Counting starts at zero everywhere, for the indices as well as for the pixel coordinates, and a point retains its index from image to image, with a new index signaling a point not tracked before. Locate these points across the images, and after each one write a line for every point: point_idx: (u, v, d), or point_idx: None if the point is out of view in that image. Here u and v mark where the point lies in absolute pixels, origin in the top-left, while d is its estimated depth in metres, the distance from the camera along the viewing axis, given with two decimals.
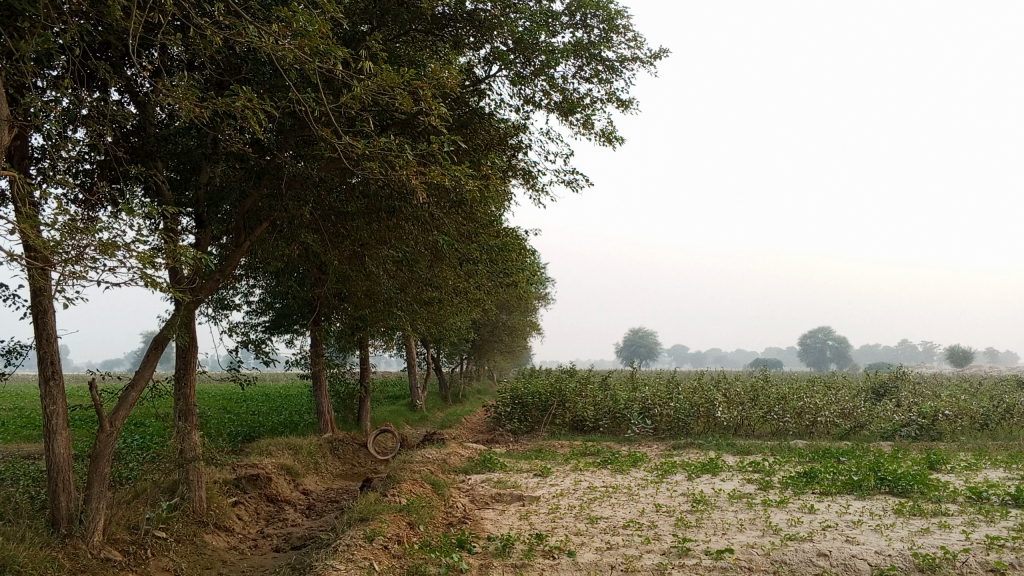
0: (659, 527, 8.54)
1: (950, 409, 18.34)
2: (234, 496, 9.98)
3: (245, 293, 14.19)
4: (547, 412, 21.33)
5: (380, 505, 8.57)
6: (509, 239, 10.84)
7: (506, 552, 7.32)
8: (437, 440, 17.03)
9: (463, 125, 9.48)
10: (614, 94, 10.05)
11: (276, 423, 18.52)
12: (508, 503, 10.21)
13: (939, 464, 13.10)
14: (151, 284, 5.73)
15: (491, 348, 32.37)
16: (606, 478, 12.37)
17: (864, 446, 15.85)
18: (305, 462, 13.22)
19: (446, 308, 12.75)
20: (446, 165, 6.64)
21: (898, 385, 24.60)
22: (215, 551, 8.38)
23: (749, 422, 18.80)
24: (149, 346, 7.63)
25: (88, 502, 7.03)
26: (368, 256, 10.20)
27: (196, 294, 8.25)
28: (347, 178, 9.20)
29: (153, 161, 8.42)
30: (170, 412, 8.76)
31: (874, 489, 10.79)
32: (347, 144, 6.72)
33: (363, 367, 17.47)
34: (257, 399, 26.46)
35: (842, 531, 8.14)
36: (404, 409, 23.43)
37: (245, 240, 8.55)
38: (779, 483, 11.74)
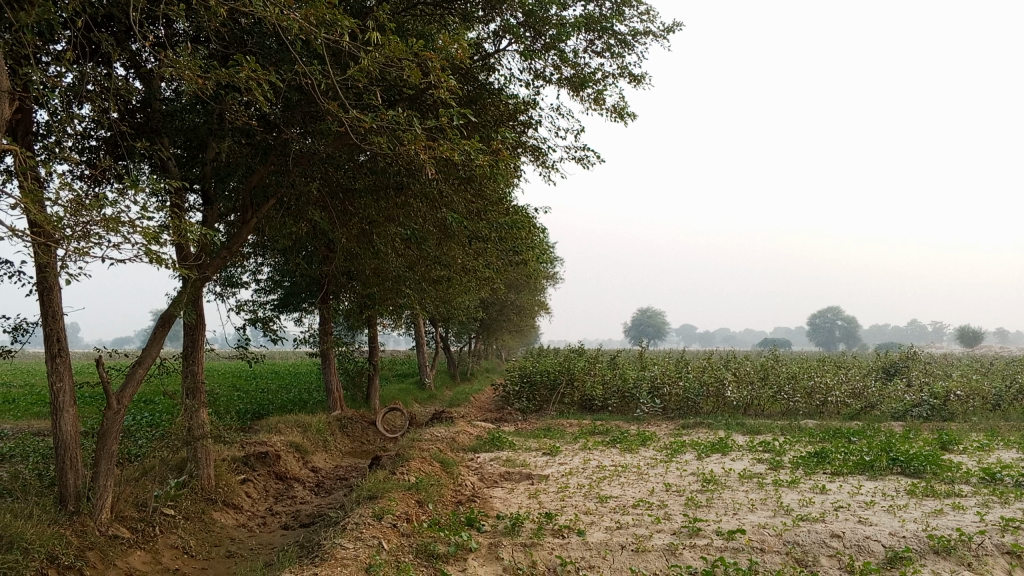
0: (669, 506, 8.48)
1: (962, 389, 18.21)
2: (242, 474, 9.97)
3: (253, 271, 14.14)
4: (556, 391, 21.26)
5: (389, 483, 8.53)
6: (519, 216, 10.72)
7: (516, 531, 7.27)
8: (446, 418, 17.01)
9: (473, 101, 9.33)
10: (627, 69, 9.88)
11: (285, 401, 18.55)
12: (517, 482, 10.16)
13: (951, 445, 12.99)
14: (156, 260, 5.65)
15: (500, 327, 32.32)
16: (616, 457, 12.32)
17: (875, 426, 15.74)
18: (313, 440, 13.22)
19: (455, 286, 12.67)
20: (455, 139, 6.51)
21: (909, 364, 24.47)
22: (224, 528, 8.37)
23: (759, 402, 18.71)
24: (156, 324, 7.58)
25: (96, 480, 7.01)
26: (377, 233, 10.10)
27: (203, 271, 8.18)
28: (356, 155, 9.09)
29: (159, 137, 8.32)
30: (178, 389, 8.72)
31: (887, 470, 10.71)
32: (354, 118, 6.60)
33: (372, 345, 17.45)
34: (267, 377, 26.53)
35: (855, 512, 8.06)
36: (413, 387, 23.45)
37: (252, 217, 8.47)
38: (790, 462, 11.66)
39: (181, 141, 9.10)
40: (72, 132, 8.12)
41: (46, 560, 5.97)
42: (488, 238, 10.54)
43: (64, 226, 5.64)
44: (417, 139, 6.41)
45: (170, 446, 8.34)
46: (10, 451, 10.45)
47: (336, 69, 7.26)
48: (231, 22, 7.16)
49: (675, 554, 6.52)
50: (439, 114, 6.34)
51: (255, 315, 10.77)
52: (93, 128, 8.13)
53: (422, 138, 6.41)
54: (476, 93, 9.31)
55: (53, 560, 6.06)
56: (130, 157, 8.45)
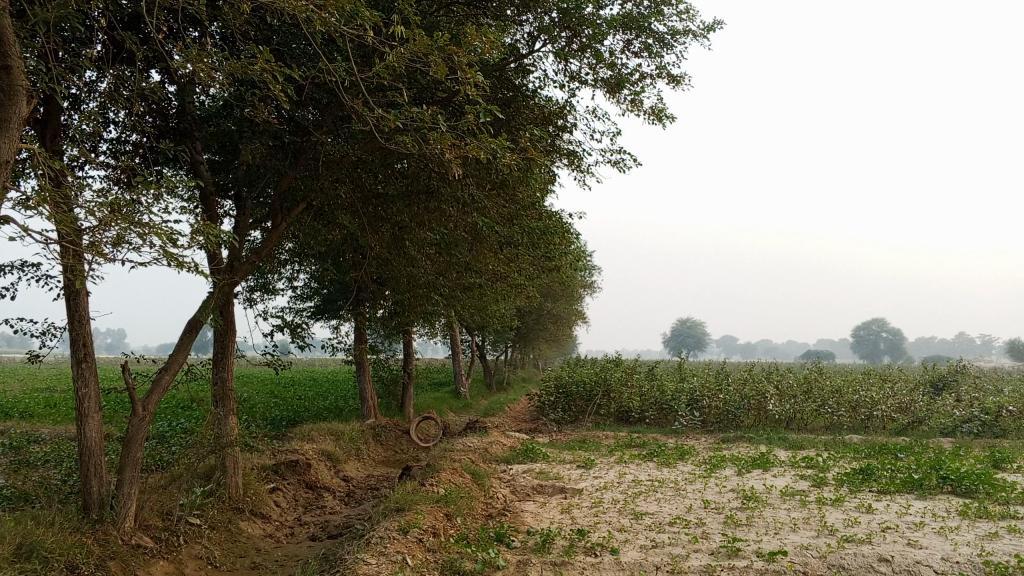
0: (708, 524, 8.17)
1: (1014, 405, 17.56)
2: (272, 482, 9.85)
3: (289, 278, 14.10)
4: (592, 402, 20.87)
5: (417, 494, 8.34)
6: (554, 222, 10.50)
7: (546, 548, 7.02)
8: (480, 428, 16.79)
9: (507, 104, 9.19)
10: (665, 70, 9.62)
11: (321, 408, 18.51)
12: (550, 496, 9.92)
13: (1003, 463, 12.45)
14: (178, 265, 5.60)
15: (536, 336, 32.05)
16: (652, 472, 11.99)
17: (924, 442, 15.18)
18: (346, 449, 13.08)
19: (488, 293, 12.48)
20: (484, 139, 6.31)
21: (958, 378, 23.75)
22: (250, 539, 8.23)
23: (802, 415, 18.21)
24: (183, 330, 7.48)
25: (120, 487, 6.89)
26: (408, 239, 9.93)
27: (232, 276, 8.07)
28: (386, 159, 8.94)
29: (191, 142, 8.26)
30: (207, 396, 8.62)
31: (936, 489, 10.27)
32: (380, 117, 6.44)
33: (406, 353, 17.35)
34: (304, 384, 26.61)
35: (904, 534, 7.68)
36: (448, 397, 23.31)
37: (283, 222, 8.34)
38: (834, 479, 11.26)
39: (215, 147, 9.04)
40: (104, 135, 8.09)
41: (66, 570, 5.85)
42: (521, 243, 10.32)
43: (87, 230, 5.54)
44: (444, 138, 6.21)
45: (196, 454, 8.20)
46: (45, 455, 10.46)
47: (362, 67, 7.11)
48: (257, 20, 7.05)
49: None
50: (467, 114, 6.14)
51: (286, 321, 10.64)
52: (126, 132, 8.11)
53: (449, 138, 6.21)
54: (510, 97, 9.18)
55: (73, 570, 5.95)
56: (163, 161, 8.40)
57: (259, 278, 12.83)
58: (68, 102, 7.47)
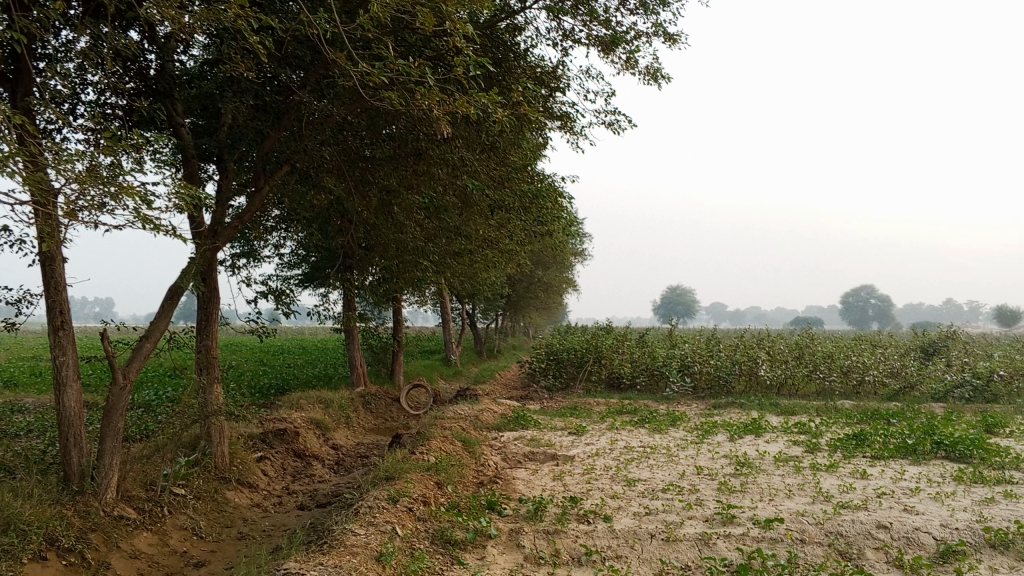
0: (701, 491, 8.06)
1: (1005, 369, 17.55)
2: (259, 451, 9.69)
3: (275, 244, 13.85)
4: (583, 368, 20.76)
5: (407, 463, 8.19)
6: (546, 186, 10.27)
7: (538, 516, 6.88)
8: (471, 396, 16.64)
9: (498, 63, 8.94)
10: (661, 28, 9.36)
11: (310, 376, 18.35)
12: (541, 463, 9.81)
13: (996, 428, 12.42)
14: (153, 227, 5.41)
15: (527, 304, 31.82)
16: (644, 438, 11.88)
17: (915, 407, 15.15)
18: (335, 417, 12.93)
19: (478, 260, 12.27)
20: (473, 94, 6.04)
21: (949, 344, 23.75)
22: (237, 509, 8.09)
23: (793, 380, 18.18)
24: (164, 295, 7.23)
25: (100, 458, 6.69)
26: (396, 203, 9.70)
27: (214, 241, 7.82)
28: (371, 121, 8.67)
29: (170, 102, 7.95)
30: (191, 364, 8.40)
31: (930, 454, 10.20)
32: (364, 71, 6.16)
33: (396, 320, 17.16)
34: (293, 351, 26.47)
35: (899, 500, 7.59)
36: (438, 364, 23.18)
37: (265, 184, 8.06)
38: (827, 445, 11.17)
39: (198, 110, 8.73)
40: (82, 98, 7.78)
41: (44, 543, 5.67)
42: (512, 207, 10.10)
43: (60, 190, 5.28)
44: (430, 93, 5.94)
45: (180, 423, 8.00)
46: (27, 425, 10.24)
47: (345, 21, 6.81)
48: None
49: (708, 544, 6.08)
50: (454, 66, 5.86)
51: (271, 288, 10.38)
52: (104, 93, 7.79)
53: (435, 93, 5.95)
54: (501, 56, 8.94)
55: (52, 543, 5.77)
56: (143, 123, 8.10)
57: (245, 245, 12.56)
58: (43, 62, 7.15)
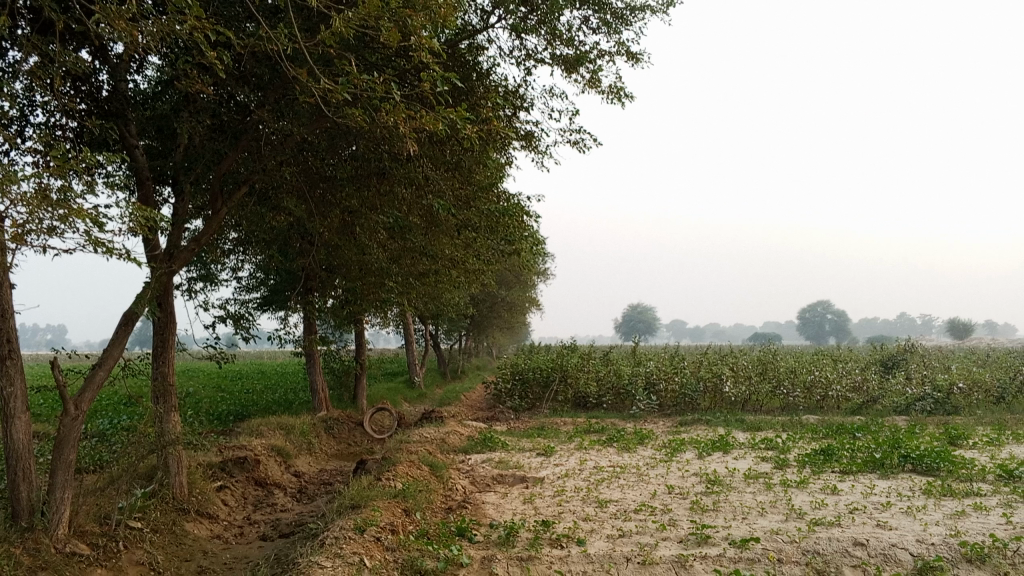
0: (674, 511, 7.95)
1: (964, 382, 17.81)
2: (219, 481, 9.37)
3: (233, 267, 13.56)
4: (549, 388, 20.59)
5: (374, 490, 7.95)
6: (510, 204, 10.17)
7: (510, 542, 6.71)
8: (436, 418, 16.41)
9: (462, 81, 8.84)
10: (624, 46, 9.34)
11: (270, 401, 17.96)
12: (510, 486, 9.63)
13: (960, 440, 12.53)
14: (106, 250, 5.21)
15: (490, 325, 31.68)
16: (613, 458, 11.76)
17: (880, 421, 15.24)
18: (297, 443, 12.62)
19: (443, 280, 12.10)
20: (440, 110, 5.93)
21: (907, 357, 24.03)
22: (196, 541, 7.80)
23: (757, 396, 18.22)
24: (119, 321, 6.95)
25: (52, 492, 6.38)
26: (359, 224, 9.50)
27: (171, 263, 7.56)
28: (332, 140, 8.51)
29: (124, 122, 7.70)
30: (147, 392, 8.10)
31: (898, 467, 10.21)
32: (327, 86, 6.00)
33: (358, 342, 16.88)
34: (252, 377, 25.92)
35: (872, 516, 7.55)
36: (402, 387, 22.86)
37: (224, 205, 7.83)
38: (796, 460, 11.14)
39: (153, 132, 8.46)
40: (31, 119, 7.49)
41: None
42: (478, 226, 9.97)
43: (7, 213, 5.05)
44: (397, 109, 5.81)
45: (136, 453, 7.68)
46: None
47: (306, 35, 6.66)
48: None
49: (685, 567, 5.95)
50: (421, 81, 5.73)
51: (229, 312, 10.09)
52: (53, 114, 7.50)
53: (402, 108, 5.81)
54: (464, 75, 8.85)
55: None
56: (95, 145, 7.81)
57: (202, 269, 12.24)
58: None
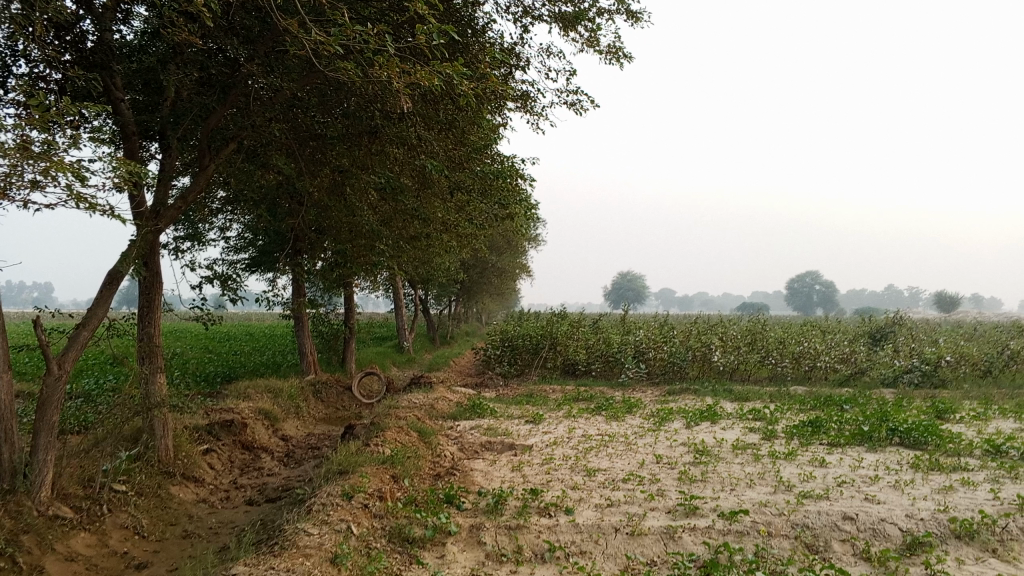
0: (663, 481, 7.92)
1: (952, 356, 17.86)
2: (205, 443, 9.30)
3: (221, 227, 13.38)
4: (538, 355, 20.54)
5: (362, 455, 7.90)
6: (503, 167, 10.01)
7: (499, 509, 6.67)
8: (425, 384, 16.36)
9: (457, 39, 8.65)
10: (623, 5, 9.15)
11: (258, 364, 17.86)
12: (499, 453, 9.60)
13: (947, 414, 12.58)
14: (88, 205, 5.08)
15: (480, 290, 31.54)
16: (602, 426, 11.74)
17: (867, 393, 15.28)
18: (284, 407, 12.54)
19: (433, 244, 11.97)
20: (435, 67, 5.75)
21: (895, 330, 24.06)
22: (182, 504, 7.74)
23: (745, 367, 18.23)
24: (103, 281, 6.81)
25: (34, 454, 6.25)
26: (349, 185, 9.34)
27: (156, 223, 7.41)
28: (323, 98, 8.32)
29: (109, 76, 7.47)
30: (132, 353, 7.97)
31: (886, 441, 10.22)
32: (317, 42, 5.82)
33: (347, 306, 16.77)
34: (240, 338, 25.79)
35: (860, 489, 7.55)
36: (391, 351, 22.79)
37: (210, 163, 7.66)
38: (784, 432, 11.14)
39: (140, 86, 8.25)
40: (13, 71, 7.27)
41: None
42: (470, 189, 9.81)
43: None
44: (389, 65, 5.63)
45: (121, 415, 7.58)
46: None
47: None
48: None
49: (673, 538, 5.93)
50: (414, 38, 5.54)
51: (216, 273, 9.94)
52: (36, 65, 7.28)
53: (395, 65, 5.63)
54: (460, 31, 8.66)
55: None
56: (79, 98, 7.61)
57: (190, 228, 12.07)
58: None
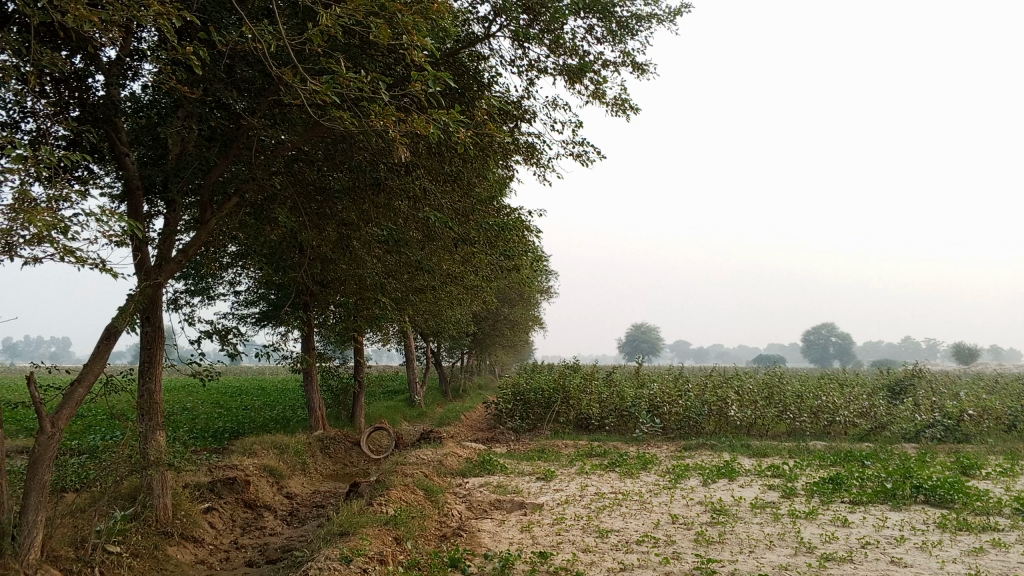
0: (678, 543, 7.60)
1: (975, 409, 17.41)
2: (206, 502, 9.05)
3: (229, 281, 13.29)
4: (551, 409, 20.23)
5: (363, 515, 7.62)
6: (511, 219, 9.89)
7: (505, 574, 6.37)
8: (434, 439, 16.06)
9: (461, 91, 8.61)
10: (629, 57, 9.10)
11: (267, 419, 17.62)
12: (508, 512, 9.30)
13: (973, 470, 12.16)
14: (76, 259, 5.00)
15: (493, 344, 31.32)
16: (615, 483, 11.40)
17: (889, 448, 14.86)
18: (290, 463, 12.29)
19: (441, 296, 11.82)
20: (435, 114, 5.64)
21: (915, 382, 23.57)
22: (179, 566, 7.48)
23: (763, 421, 17.85)
24: (100, 336, 6.65)
25: (24, 514, 6.01)
26: (354, 237, 9.24)
27: (156, 278, 7.27)
28: (325, 149, 8.27)
29: (114, 132, 7.40)
30: (132, 409, 7.77)
31: (910, 498, 9.83)
32: (315, 90, 5.73)
33: (356, 360, 16.60)
34: (252, 393, 25.63)
35: (885, 551, 7.19)
36: (402, 406, 22.52)
37: (212, 217, 7.55)
38: (804, 489, 10.77)
39: (148, 141, 8.22)
40: (22, 126, 7.22)
41: None
42: (476, 241, 9.68)
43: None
44: (387, 113, 5.53)
45: (116, 473, 7.36)
46: None
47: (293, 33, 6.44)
48: None
49: None
50: (413, 85, 5.43)
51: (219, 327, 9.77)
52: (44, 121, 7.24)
53: (393, 112, 5.53)
54: (465, 83, 8.63)
55: None
56: (85, 152, 7.55)
57: (196, 282, 11.97)
58: None
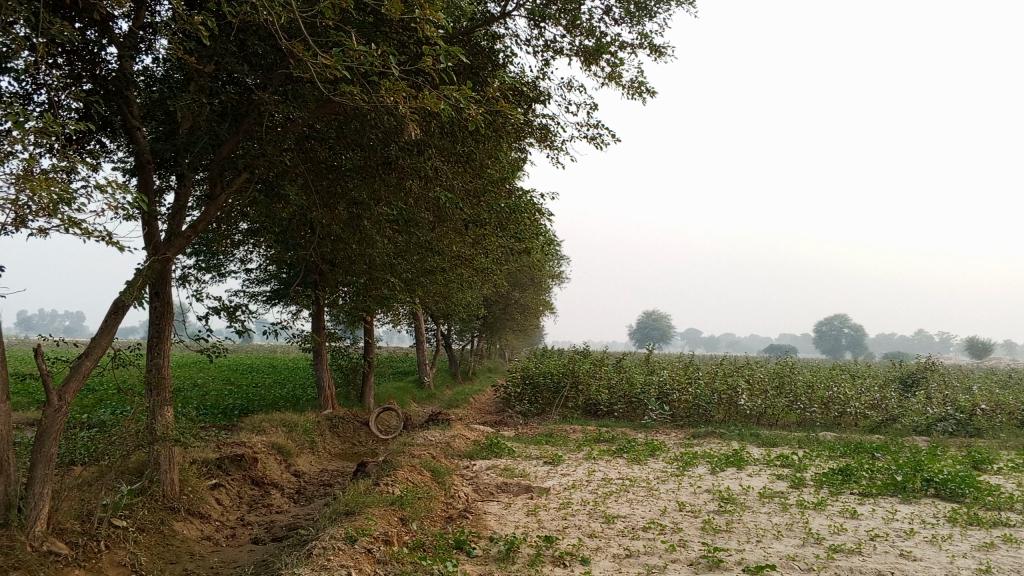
0: (684, 530, 7.55)
1: (988, 404, 17.25)
2: (213, 478, 9.06)
3: (240, 259, 13.26)
4: (560, 394, 20.21)
5: (370, 495, 7.60)
6: (523, 201, 9.81)
7: (509, 557, 6.34)
8: (442, 421, 16.05)
9: (476, 71, 8.52)
10: (647, 39, 8.98)
11: (277, 397, 17.66)
12: (515, 495, 9.27)
13: (984, 464, 12.05)
14: (82, 232, 4.98)
15: (503, 327, 31.31)
16: (623, 470, 11.35)
17: (899, 441, 14.76)
18: (299, 441, 12.30)
19: (451, 278, 11.76)
20: (447, 91, 5.56)
21: (928, 374, 23.39)
22: (185, 542, 7.49)
23: (773, 411, 17.75)
24: (108, 310, 6.63)
25: (30, 486, 6.02)
26: (365, 216, 9.18)
27: (165, 253, 7.23)
28: (337, 127, 8.20)
29: (125, 105, 7.34)
30: (140, 384, 7.77)
31: (920, 492, 9.74)
32: (326, 64, 5.66)
33: (366, 340, 16.60)
34: (262, 370, 25.72)
35: (894, 544, 7.11)
36: (411, 387, 22.54)
37: (222, 192, 7.50)
38: (813, 480, 10.69)
39: (160, 116, 8.15)
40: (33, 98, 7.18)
41: None
42: (488, 223, 9.61)
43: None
44: (398, 89, 5.45)
45: (123, 448, 7.36)
46: None
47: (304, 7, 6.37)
48: None
49: None
50: (424, 61, 5.34)
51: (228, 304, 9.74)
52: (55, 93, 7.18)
53: (404, 88, 5.45)
54: (479, 62, 8.54)
55: None
56: (97, 126, 7.50)
57: (207, 259, 11.95)
58: None
